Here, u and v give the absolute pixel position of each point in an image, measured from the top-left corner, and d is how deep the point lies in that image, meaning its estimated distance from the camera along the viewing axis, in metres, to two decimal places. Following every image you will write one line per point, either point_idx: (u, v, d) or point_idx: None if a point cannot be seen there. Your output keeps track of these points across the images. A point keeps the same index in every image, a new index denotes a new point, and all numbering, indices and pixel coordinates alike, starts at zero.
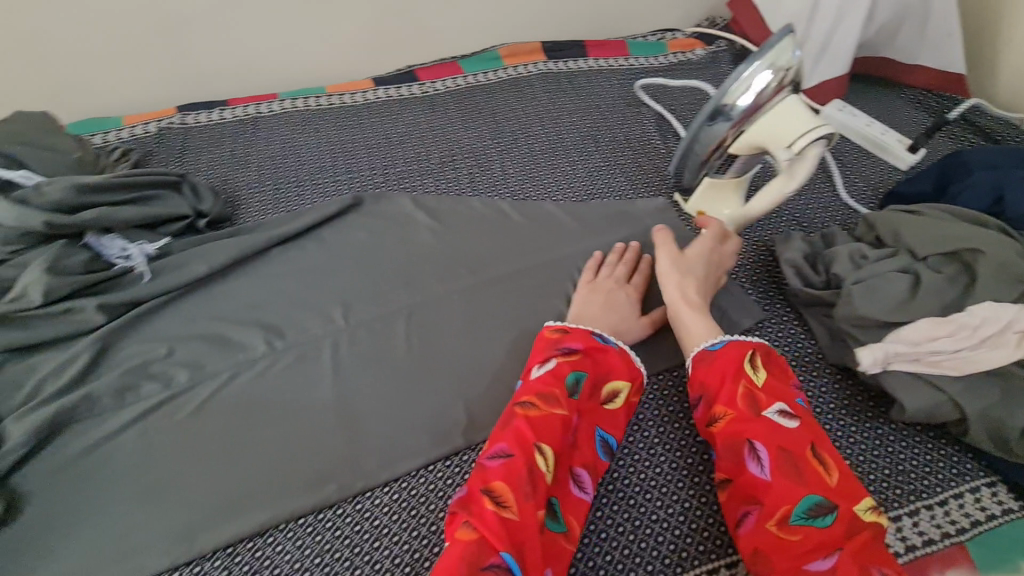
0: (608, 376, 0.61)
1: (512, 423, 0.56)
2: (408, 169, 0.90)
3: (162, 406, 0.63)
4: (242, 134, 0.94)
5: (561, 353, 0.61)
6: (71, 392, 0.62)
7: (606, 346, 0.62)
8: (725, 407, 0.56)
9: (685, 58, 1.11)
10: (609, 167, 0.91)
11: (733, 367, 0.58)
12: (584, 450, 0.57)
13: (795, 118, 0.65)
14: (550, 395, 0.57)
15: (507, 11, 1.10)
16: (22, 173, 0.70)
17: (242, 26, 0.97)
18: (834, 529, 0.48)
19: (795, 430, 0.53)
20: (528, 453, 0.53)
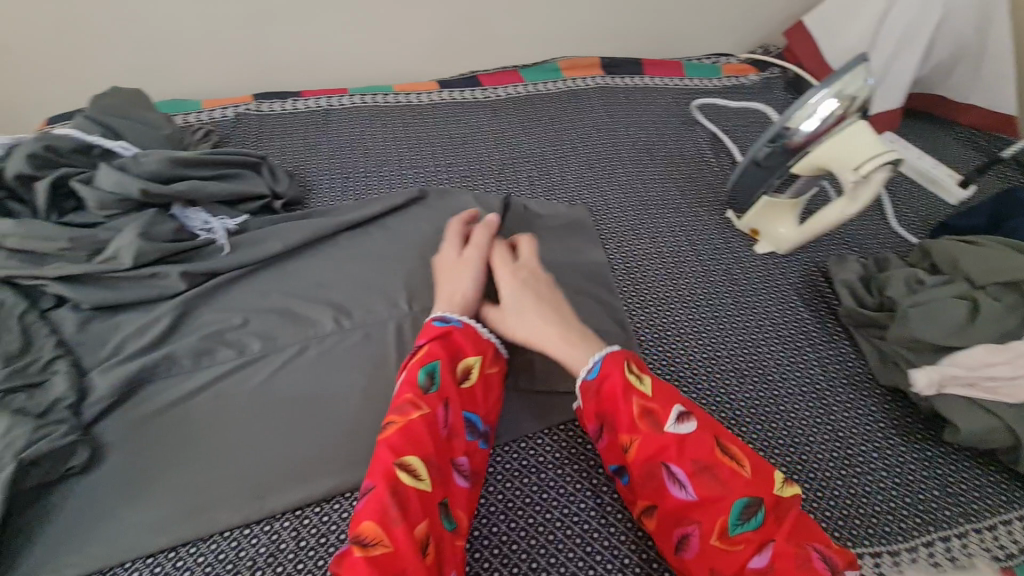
0: (461, 354, 0.61)
1: (382, 448, 0.53)
2: (469, 168, 0.94)
3: (238, 372, 0.66)
4: (314, 125, 0.98)
5: (411, 359, 0.60)
6: (155, 352, 0.65)
7: (448, 328, 0.62)
8: (628, 436, 0.54)
9: (739, 82, 1.14)
10: (663, 181, 0.94)
11: (620, 385, 0.56)
12: (459, 437, 0.57)
13: (864, 141, 0.66)
14: (406, 404, 0.55)
15: (570, 26, 1.14)
16: (123, 144, 0.75)
17: (321, 22, 1.02)
18: (766, 525, 0.49)
19: (695, 435, 0.53)
20: (387, 480, 0.51)
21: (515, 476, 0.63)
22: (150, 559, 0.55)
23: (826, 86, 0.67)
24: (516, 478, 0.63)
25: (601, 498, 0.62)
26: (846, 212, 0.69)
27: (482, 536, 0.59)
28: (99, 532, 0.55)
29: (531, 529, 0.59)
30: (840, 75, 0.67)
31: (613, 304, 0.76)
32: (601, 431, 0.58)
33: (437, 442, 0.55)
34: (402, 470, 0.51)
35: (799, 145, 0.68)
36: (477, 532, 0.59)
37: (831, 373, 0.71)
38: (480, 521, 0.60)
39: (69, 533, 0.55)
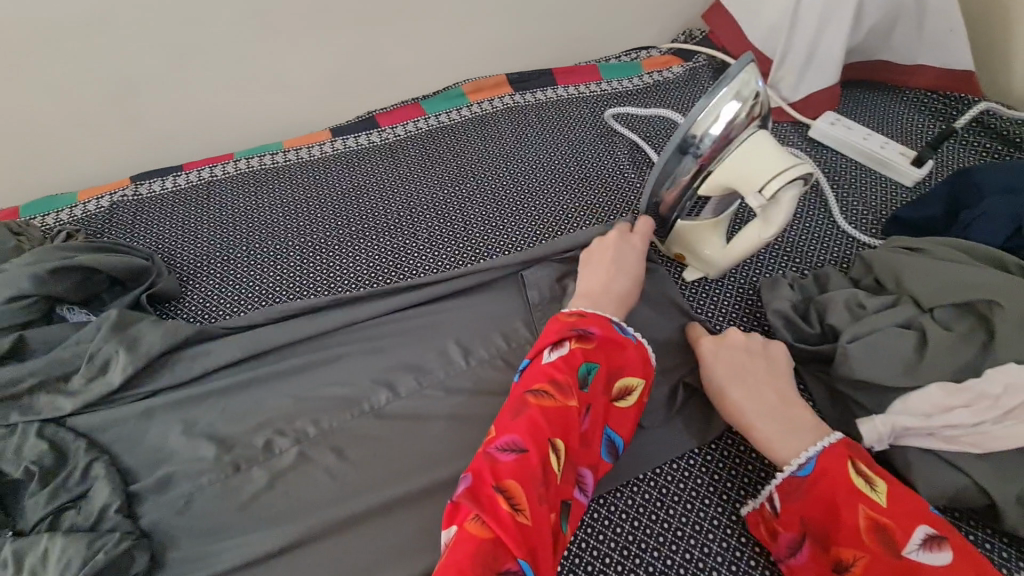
0: (626, 368, 0.58)
1: (526, 414, 0.52)
2: (364, 224, 0.84)
3: (73, 521, 0.56)
4: (196, 200, 0.90)
5: (575, 337, 0.56)
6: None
7: (626, 338, 0.58)
8: (853, 552, 0.46)
9: (661, 78, 1.03)
10: (579, 210, 0.84)
11: (847, 486, 0.48)
12: (592, 446, 0.54)
13: (767, 155, 0.57)
14: (563, 384, 0.53)
15: (469, 46, 1.04)
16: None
17: (191, 88, 0.93)
18: None
19: (947, 567, 0.43)
20: (543, 450, 0.49)
21: None
22: None
23: (726, 86, 0.56)
24: None
25: None
26: (763, 236, 0.59)
27: None
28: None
29: None
30: (737, 72, 0.57)
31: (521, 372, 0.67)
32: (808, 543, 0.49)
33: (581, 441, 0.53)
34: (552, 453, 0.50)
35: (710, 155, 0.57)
36: None
37: None
38: None
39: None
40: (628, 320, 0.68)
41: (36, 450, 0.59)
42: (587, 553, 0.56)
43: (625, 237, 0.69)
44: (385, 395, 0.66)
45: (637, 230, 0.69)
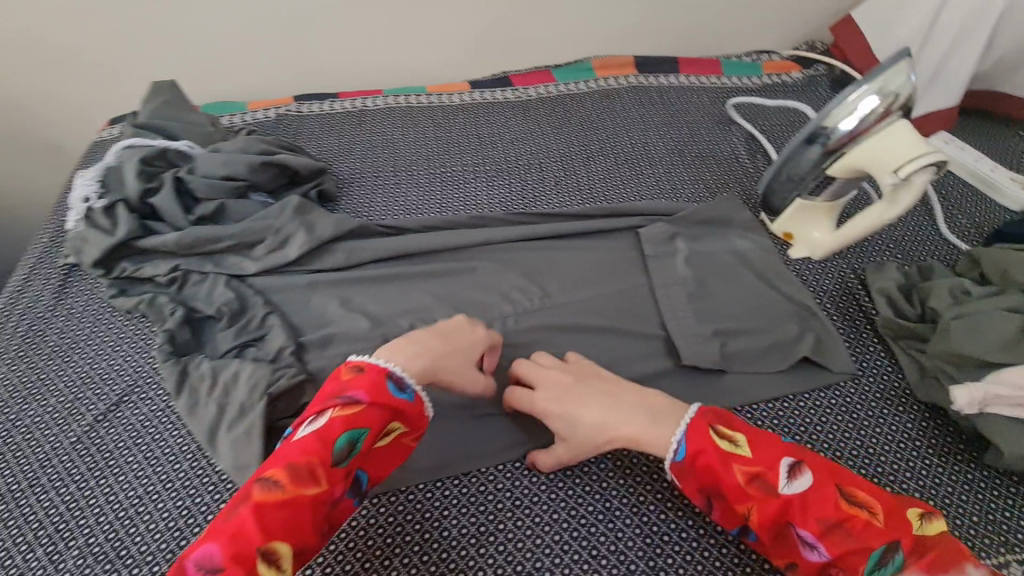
0: (398, 422, 0.54)
1: (240, 513, 0.45)
2: (497, 167, 0.95)
3: (255, 355, 0.67)
4: (349, 124, 1.02)
5: (339, 405, 0.51)
6: (186, 339, 0.69)
7: (396, 402, 0.53)
8: (744, 505, 0.52)
9: (780, 80, 1.09)
10: (693, 182, 0.92)
11: (716, 451, 0.53)
12: (336, 511, 0.51)
13: (903, 145, 0.63)
14: (307, 469, 0.48)
15: (604, 27, 1.13)
16: (186, 143, 0.81)
17: (358, 26, 1.05)
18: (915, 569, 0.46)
19: (812, 488, 0.50)
20: (252, 559, 0.43)
21: (522, 475, 0.62)
22: (175, 533, 0.57)
23: (867, 83, 0.65)
24: (523, 476, 0.62)
25: (611, 501, 0.60)
26: (885, 217, 0.66)
27: (489, 533, 0.58)
28: (150, 506, 0.59)
29: (539, 529, 0.58)
30: (883, 71, 0.64)
31: (634, 306, 0.74)
32: (712, 502, 0.55)
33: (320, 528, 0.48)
34: (267, 560, 0.44)
35: (836, 143, 0.66)
36: (483, 528, 0.58)
37: (866, 386, 0.67)
38: (483, 518, 0.59)
39: (125, 504, 0.59)
40: (733, 280, 0.76)
41: (225, 297, 0.71)
42: None
43: (470, 335, 0.63)
44: (511, 304, 0.74)
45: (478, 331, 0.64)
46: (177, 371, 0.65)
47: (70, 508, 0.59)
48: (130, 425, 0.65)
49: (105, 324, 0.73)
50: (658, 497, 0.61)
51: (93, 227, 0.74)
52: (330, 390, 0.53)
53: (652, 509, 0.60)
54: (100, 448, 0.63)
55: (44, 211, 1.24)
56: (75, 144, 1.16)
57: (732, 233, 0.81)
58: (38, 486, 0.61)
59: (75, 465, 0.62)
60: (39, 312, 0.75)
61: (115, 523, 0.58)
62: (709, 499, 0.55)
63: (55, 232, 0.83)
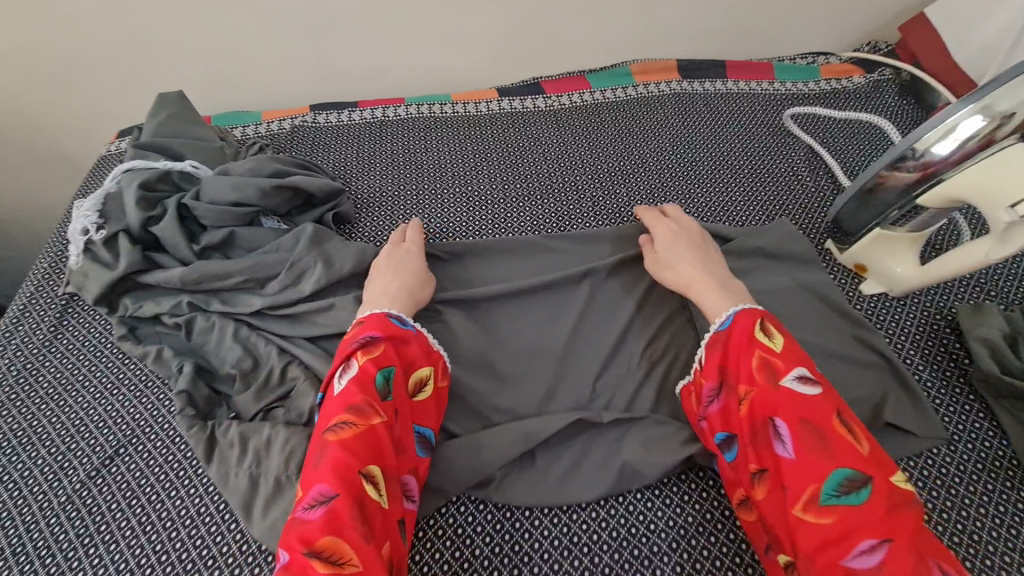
0: (416, 361, 0.59)
1: (328, 455, 0.50)
2: (528, 186, 0.87)
3: (285, 417, 0.60)
4: (368, 136, 0.94)
5: (359, 349, 0.57)
6: (206, 396, 0.62)
7: (407, 335, 0.60)
8: (744, 386, 0.53)
9: (840, 85, 0.99)
10: (747, 203, 0.83)
11: (746, 341, 0.55)
12: (408, 451, 0.54)
13: (1017, 175, 0.53)
14: (362, 406, 0.52)
15: (645, 26, 1.03)
16: (191, 163, 0.74)
17: (378, 28, 0.97)
18: (869, 504, 0.45)
19: (817, 397, 0.50)
20: (348, 490, 0.47)
21: (563, 555, 0.55)
22: None
23: (972, 100, 0.55)
24: (564, 557, 0.54)
25: None
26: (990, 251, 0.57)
27: None
28: None
29: None
30: (998, 83, 0.54)
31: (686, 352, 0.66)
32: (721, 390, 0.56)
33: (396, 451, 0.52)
34: (366, 480, 0.49)
35: (925, 170, 0.58)
36: None
37: (963, 454, 0.58)
38: None
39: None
40: (801, 321, 0.66)
41: (232, 339, 0.65)
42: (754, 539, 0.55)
43: (394, 244, 0.72)
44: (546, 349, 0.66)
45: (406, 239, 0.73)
46: (205, 438, 0.58)
47: None
48: (124, 482, 0.58)
49: (105, 362, 0.67)
50: None
51: (97, 264, 0.69)
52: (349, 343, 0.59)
53: None
54: (91, 509, 0.56)
55: (55, 222, 1.20)
56: (85, 155, 1.12)
57: (795, 267, 0.72)
58: (22, 552, 0.54)
59: (63, 529, 0.55)
60: (32, 345, 0.69)
61: None
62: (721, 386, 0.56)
63: (56, 258, 0.77)
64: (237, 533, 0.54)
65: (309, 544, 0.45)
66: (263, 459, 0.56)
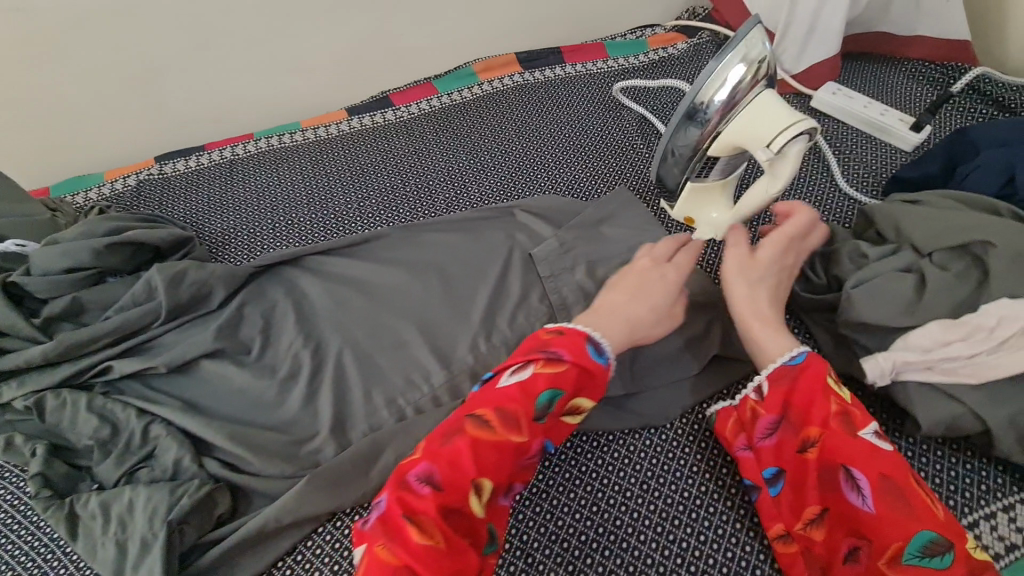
0: (585, 392, 0.56)
1: (459, 441, 0.51)
2: (384, 198, 0.88)
3: (149, 476, 0.60)
4: (218, 178, 0.93)
5: (544, 360, 0.55)
6: (64, 473, 0.61)
7: (598, 367, 0.56)
8: (817, 430, 0.52)
9: (666, 54, 1.06)
10: (590, 177, 0.88)
11: (820, 385, 0.53)
12: (527, 468, 0.54)
13: (773, 117, 0.62)
14: (511, 417, 0.52)
15: (478, 26, 1.07)
16: (15, 243, 0.71)
17: (211, 68, 0.96)
18: (953, 570, 0.44)
19: (893, 452, 0.49)
20: (463, 485, 0.49)
21: None
22: None
23: (731, 51, 0.60)
24: None
25: (533, 555, 0.57)
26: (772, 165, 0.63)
27: None
28: None
29: None
30: (744, 36, 0.61)
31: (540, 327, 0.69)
32: (781, 424, 0.55)
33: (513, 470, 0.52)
34: (475, 492, 0.49)
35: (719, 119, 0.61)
36: None
37: None
38: None
39: None
40: None
41: (84, 411, 0.63)
42: (609, 487, 0.60)
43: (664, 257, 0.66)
44: (409, 353, 0.68)
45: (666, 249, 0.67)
46: (65, 517, 0.57)
47: None
48: None
49: None
50: (580, 541, 0.57)
51: None
52: (531, 347, 0.57)
53: (577, 553, 0.56)
54: None
55: None
56: None
57: (633, 227, 0.77)
58: None
59: None
60: None
61: None
62: (780, 420, 0.55)
63: None
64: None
65: (406, 510, 0.47)
66: (127, 522, 0.55)
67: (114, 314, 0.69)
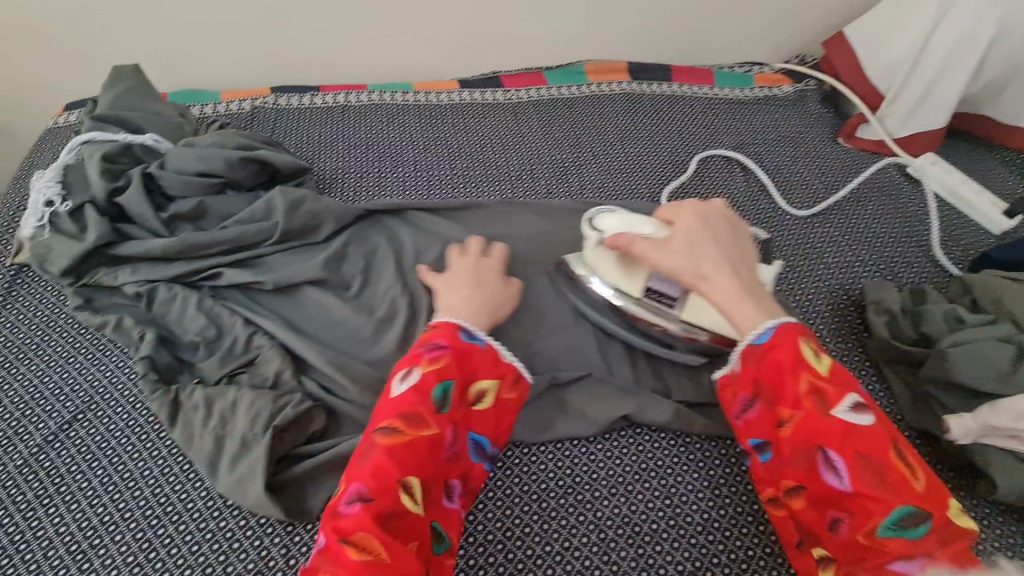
0: (477, 376, 0.57)
1: (375, 456, 0.49)
2: (487, 172, 0.91)
3: (249, 383, 0.62)
4: (331, 119, 0.96)
5: (425, 360, 0.54)
6: (169, 363, 0.63)
7: (473, 348, 0.57)
8: (791, 410, 0.51)
9: (771, 93, 1.09)
10: (687, 194, 0.91)
11: (793, 359, 0.52)
12: (456, 459, 0.55)
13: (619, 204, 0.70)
14: (415, 416, 0.51)
15: (596, 29, 1.10)
16: (151, 137, 0.75)
17: (342, 15, 1.00)
18: (927, 537, 0.44)
19: (869, 426, 0.48)
20: (391, 489, 0.48)
21: (514, 503, 0.60)
22: (133, 567, 0.52)
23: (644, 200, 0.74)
24: (515, 505, 0.60)
25: (605, 533, 0.58)
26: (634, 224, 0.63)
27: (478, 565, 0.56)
28: (106, 538, 0.53)
29: (532, 563, 0.56)
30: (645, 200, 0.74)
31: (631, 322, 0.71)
32: (757, 402, 0.55)
33: (441, 463, 0.52)
34: (403, 490, 0.48)
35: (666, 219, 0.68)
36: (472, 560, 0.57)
37: None
38: (477, 548, 0.57)
39: (77, 537, 0.53)
40: None
41: (195, 310, 0.66)
42: (683, 485, 0.61)
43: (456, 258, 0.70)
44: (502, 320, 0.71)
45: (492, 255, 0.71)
46: (169, 403, 0.59)
47: (14, 539, 0.53)
48: (83, 445, 0.59)
49: (60, 332, 0.66)
50: (652, 529, 0.58)
51: (60, 235, 0.67)
52: (414, 350, 0.56)
53: (647, 539, 0.58)
54: (49, 471, 0.57)
55: None
56: (27, 130, 1.08)
57: None
58: None
59: (20, 492, 0.56)
60: None
61: (66, 556, 0.52)
62: (756, 397, 0.55)
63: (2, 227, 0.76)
64: (202, 491, 0.56)
65: (345, 534, 0.46)
66: (228, 419, 0.58)
67: (233, 225, 0.71)
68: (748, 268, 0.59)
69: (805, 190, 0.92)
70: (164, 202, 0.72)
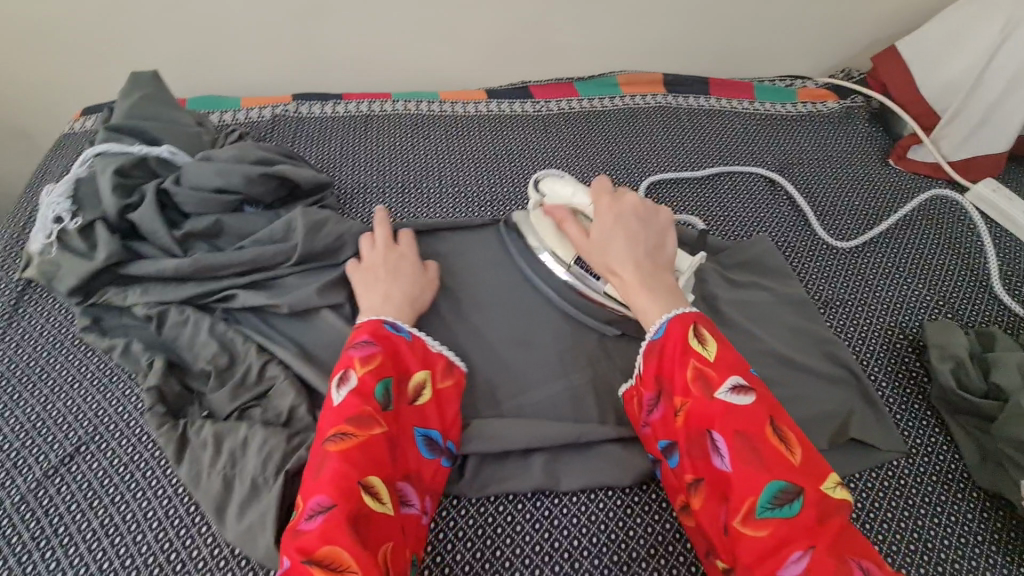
0: (410, 369, 0.56)
1: (327, 467, 0.47)
2: (516, 189, 0.87)
3: (262, 418, 0.58)
4: (354, 129, 0.92)
5: (358, 362, 0.53)
6: (177, 393, 0.60)
7: (403, 345, 0.57)
8: (681, 399, 0.51)
9: (816, 109, 1.03)
10: (728, 216, 0.85)
11: (682, 348, 0.52)
12: (409, 457, 0.53)
13: None
14: (361, 418, 0.50)
15: (631, 39, 1.05)
16: (168, 149, 0.71)
17: (368, 22, 0.96)
18: (801, 515, 0.44)
19: (750, 406, 0.48)
20: (349, 498, 0.45)
21: (542, 560, 0.55)
22: None
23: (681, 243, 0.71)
24: (543, 563, 0.54)
25: None
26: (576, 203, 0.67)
27: None
28: None
29: None
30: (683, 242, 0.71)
31: None
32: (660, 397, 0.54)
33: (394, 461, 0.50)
34: (366, 493, 0.47)
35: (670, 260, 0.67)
36: None
37: (923, 467, 0.61)
38: None
39: None
40: (778, 335, 0.69)
41: (205, 336, 0.62)
42: None
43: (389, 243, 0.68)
44: (531, 354, 0.66)
45: (402, 242, 0.69)
46: (176, 439, 0.55)
47: None
48: (85, 481, 0.55)
49: (66, 355, 0.63)
50: None
51: (69, 253, 0.64)
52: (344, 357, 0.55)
53: None
54: (48, 509, 0.53)
55: (13, 199, 1.14)
56: (45, 132, 1.06)
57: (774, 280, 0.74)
58: None
59: (16, 531, 0.52)
60: None
61: None
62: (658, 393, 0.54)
63: (11, 239, 0.73)
64: (208, 537, 0.52)
65: (310, 553, 0.43)
66: (238, 459, 0.54)
67: (249, 245, 0.67)
68: (657, 265, 0.60)
69: (856, 216, 0.86)
70: (179, 219, 0.68)
